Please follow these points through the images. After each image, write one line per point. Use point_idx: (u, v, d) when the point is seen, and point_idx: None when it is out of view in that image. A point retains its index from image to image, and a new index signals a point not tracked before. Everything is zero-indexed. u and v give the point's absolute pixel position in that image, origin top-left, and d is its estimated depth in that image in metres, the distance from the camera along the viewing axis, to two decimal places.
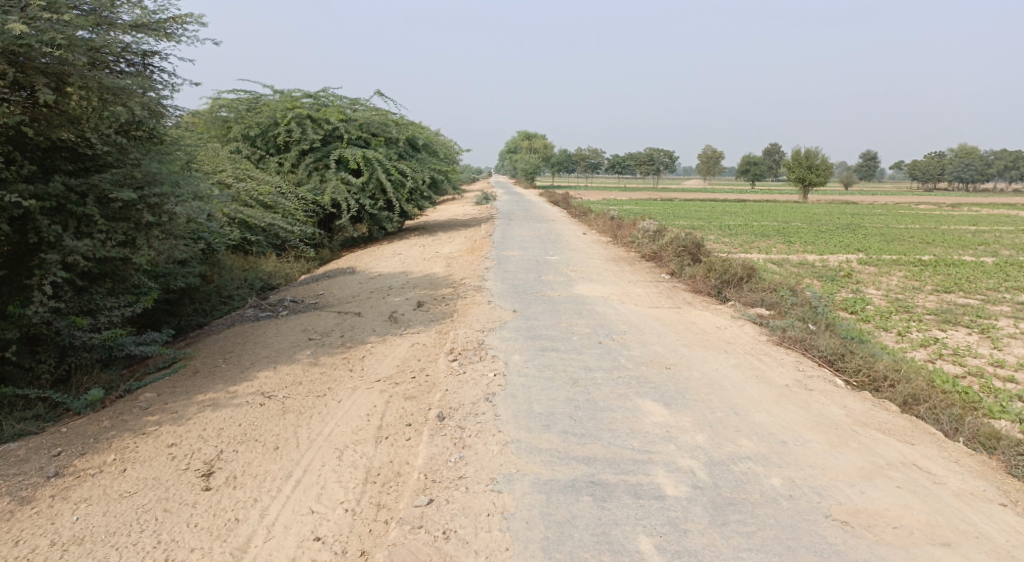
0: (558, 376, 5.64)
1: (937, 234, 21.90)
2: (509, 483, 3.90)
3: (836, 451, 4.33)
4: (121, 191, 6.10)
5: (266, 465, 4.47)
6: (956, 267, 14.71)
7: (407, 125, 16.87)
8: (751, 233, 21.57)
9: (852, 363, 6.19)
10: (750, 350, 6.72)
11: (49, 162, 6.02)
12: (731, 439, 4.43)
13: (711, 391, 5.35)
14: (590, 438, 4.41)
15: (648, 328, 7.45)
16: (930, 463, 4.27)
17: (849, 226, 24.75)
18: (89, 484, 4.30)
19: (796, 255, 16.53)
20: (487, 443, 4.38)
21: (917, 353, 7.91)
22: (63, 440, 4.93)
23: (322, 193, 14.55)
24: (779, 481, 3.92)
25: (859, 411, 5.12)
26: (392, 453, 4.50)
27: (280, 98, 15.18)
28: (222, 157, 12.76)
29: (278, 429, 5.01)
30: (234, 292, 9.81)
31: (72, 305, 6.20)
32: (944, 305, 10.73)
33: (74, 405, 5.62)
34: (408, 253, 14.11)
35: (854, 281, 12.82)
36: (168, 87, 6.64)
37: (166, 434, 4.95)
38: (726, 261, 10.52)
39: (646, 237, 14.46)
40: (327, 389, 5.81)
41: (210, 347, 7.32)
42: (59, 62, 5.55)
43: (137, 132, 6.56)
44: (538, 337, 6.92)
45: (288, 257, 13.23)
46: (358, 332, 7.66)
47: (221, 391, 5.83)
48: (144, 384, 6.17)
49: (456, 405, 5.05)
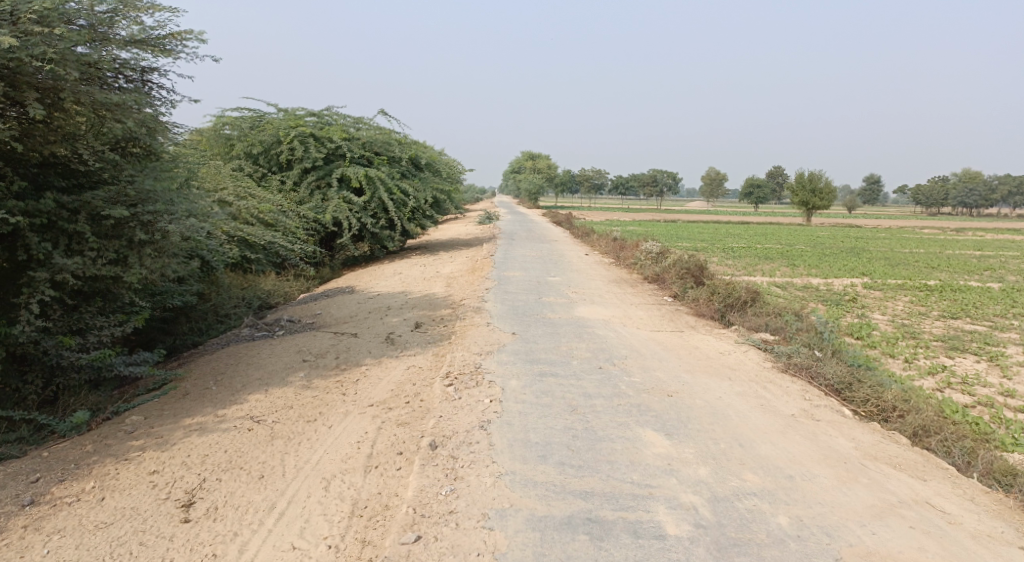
0: (556, 403, 5.47)
1: (942, 259, 21.74)
2: (501, 519, 3.71)
3: (845, 487, 4.14)
4: (113, 209, 5.96)
5: (249, 496, 4.29)
6: (962, 292, 14.51)
7: (410, 144, 16.81)
8: (755, 255, 21.41)
9: (860, 392, 5.99)
10: (755, 377, 6.53)
11: (41, 178, 5.92)
12: (736, 473, 4.23)
13: (714, 420, 5.16)
14: (588, 471, 4.23)
15: (650, 353, 7.26)
16: (944, 501, 4.06)
17: (854, 250, 24.58)
18: (65, 513, 4.11)
19: (800, 279, 16.34)
20: (480, 475, 4.19)
21: (925, 381, 7.71)
22: (43, 465, 4.75)
23: (323, 212, 14.46)
24: (786, 520, 3.73)
25: (868, 443, 4.93)
26: (381, 484, 4.32)
27: (283, 117, 15.16)
28: (223, 174, 12.68)
29: (265, 456, 4.83)
30: (231, 310, 9.65)
31: (60, 324, 6.04)
32: (951, 331, 10.53)
33: (59, 427, 5.43)
34: (409, 273, 13.98)
35: (859, 305, 12.64)
36: (166, 104, 6.56)
37: (149, 461, 4.77)
38: (730, 284, 10.35)
39: (649, 258, 14.30)
40: (319, 414, 5.63)
41: (203, 368, 7.16)
42: (50, 76, 5.46)
43: (132, 149, 6.46)
44: (537, 362, 6.74)
45: (287, 275, 13.11)
46: (353, 354, 7.49)
47: (209, 415, 5.65)
48: (132, 406, 5.99)
49: (449, 433, 4.87)
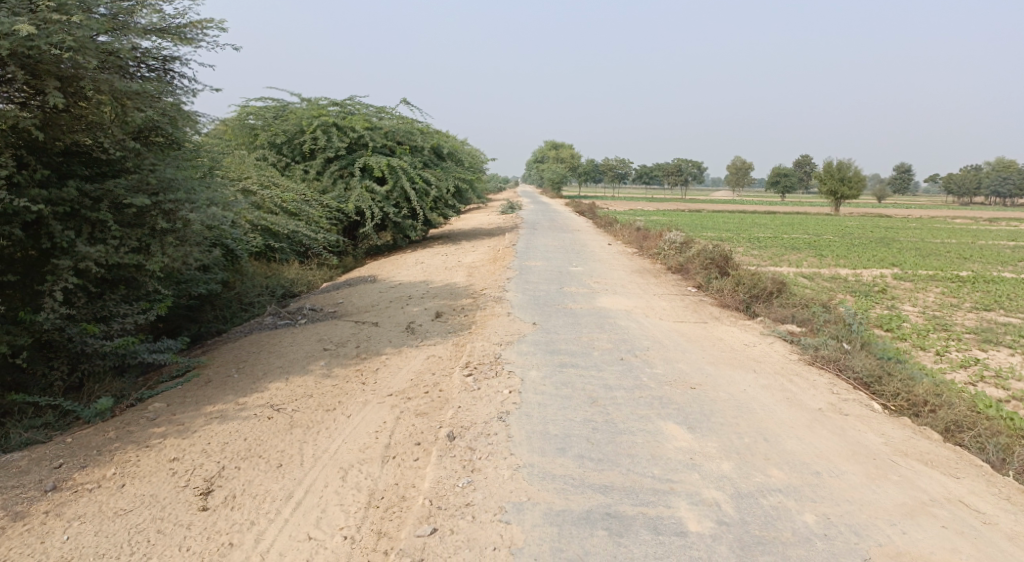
0: (576, 395, 5.38)
1: (974, 250, 21.15)
2: (518, 513, 3.65)
3: (874, 484, 3.99)
4: (135, 197, 5.98)
5: (267, 485, 4.29)
6: (995, 284, 14.10)
7: (433, 134, 16.75)
8: (781, 246, 21.03)
9: (890, 386, 5.81)
10: (780, 370, 6.38)
11: (64, 166, 5.94)
12: (761, 468, 4.12)
13: (738, 414, 5.04)
14: (608, 464, 4.14)
15: (673, 344, 7.14)
16: (978, 499, 3.87)
17: (883, 240, 24.04)
18: (85, 500, 4.15)
19: (827, 269, 16.01)
20: (498, 467, 4.14)
21: (957, 375, 7.48)
22: (66, 451, 4.79)
23: (346, 201, 14.48)
24: (813, 517, 3.61)
25: (898, 438, 4.76)
26: (398, 475, 4.29)
27: (307, 106, 15.18)
28: (247, 164, 12.76)
29: (283, 444, 4.82)
30: (255, 299, 9.69)
31: (84, 311, 6.08)
32: (984, 323, 10.23)
33: (83, 413, 5.47)
34: (430, 262, 13.97)
35: (888, 297, 12.34)
36: (187, 93, 6.58)
37: (169, 448, 4.79)
38: (756, 274, 10.15)
39: (672, 248, 14.11)
40: (338, 403, 5.61)
41: (225, 356, 7.19)
42: (71, 64, 5.46)
43: (155, 138, 6.47)
44: (558, 352, 6.65)
45: (310, 264, 13.17)
46: (373, 343, 7.48)
47: (230, 402, 5.67)
48: (155, 393, 6.03)
49: (467, 424, 4.82)
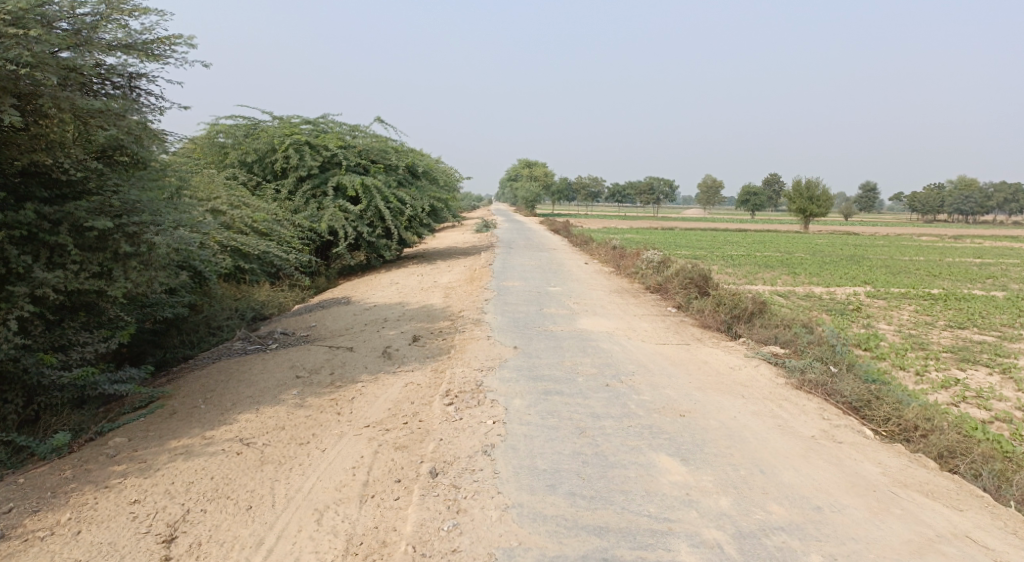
0: (564, 425, 5.17)
1: (943, 267, 21.52)
2: (509, 561, 3.42)
3: (878, 520, 3.83)
4: (97, 220, 5.63)
5: (235, 530, 4.00)
6: (966, 301, 14.24)
7: (407, 152, 16.52)
8: (755, 264, 21.10)
9: (880, 411, 5.71)
10: (769, 394, 6.24)
11: (22, 188, 5.62)
12: (760, 504, 3.94)
13: (731, 443, 4.87)
14: (601, 502, 3.93)
15: (658, 368, 6.97)
16: (985, 535, 3.73)
17: (854, 257, 24.30)
18: (36, 550, 3.81)
19: (802, 287, 16.06)
20: (485, 507, 3.90)
21: (940, 395, 7.42)
22: (17, 494, 4.42)
23: (319, 220, 14.15)
24: (820, 559, 3.44)
25: (896, 468, 4.61)
26: (378, 517, 4.02)
27: (279, 124, 14.85)
28: (217, 182, 12.36)
29: (253, 484, 4.51)
30: (224, 322, 9.30)
31: (41, 341, 5.65)
32: (960, 342, 10.25)
33: (38, 449, 5.07)
34: (406, 282, 13.69)
35: (864, 315, 12.37)
36: (154, 111, 6.24)
37: (130, 489, 4.45)
38: (737, 294, 10.05)
39: (651, 268, 14.03)
40: (312, 436, 5.32)
41: (191, 384, 6.82)
42: (29, 81, 5.15)
43: (119, 157, 6.11)
44: (541, 379, 6.43)
45: (282, 285, 12.80)
46: (348, 369, 7.18)
47: (196, 437, 5.33)
48: (116, 426, 5.65)
49: (450, 458, 4.57)
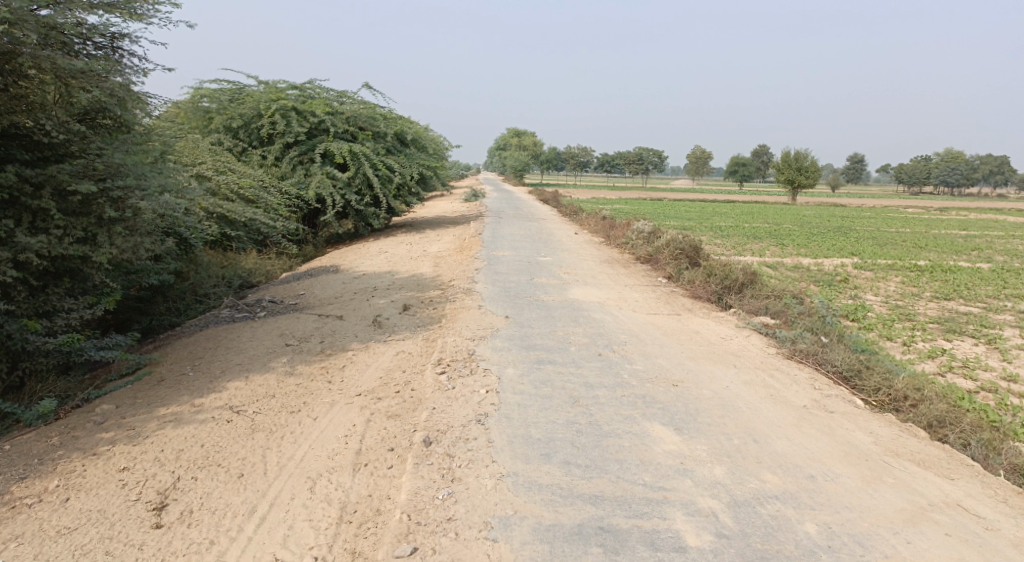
0: (557, 394, 5.15)
1: (929, 239, 21.62)
2: (505, 530, 3.42)
3: (871, 489, 3.85)
4: (80, 184, 5.46)
5: (227, 497, 3.96)
6: (952, 273, 14.32)
7: (395, 120, 16.22)
8: (743, 235, 21.05)
9: (870, 381, 5.73)
10: (761, 364, 6.25)
11: (3, 150, 5.43)
12: (754, 473, 3.95)
13: (724, 413, 4.87)
14: (596, 471, 3.93)
15: (650, 338, 6.95)
16: (976, 503, 3.76)
17: (842, 229, 24.32)
18: (24, 518, 3.75)
19: (790, 259, 16.08)
20: (479, 476, 3.88)
21: (926, 365, 7.47)
22: (4, 460, 4.34)
23: (306, 188, 13.93)
24: (814, 527, 3.46)
25: (888, 438, 4.64)
26: (371, 486, 4.00)
27: (264, 89, 14.53)
28: (202, 148, 12.10)
29: (245, 451, 4.46)
30: (211, 290, 9.15)
31: (25, 307, 5.50)
32: (946, 313, 10.32)
33: (24, 416, 4.97)
34: (394, 251, 13.55)
35: (851, 286, 12.42)
36: (137, 74, 6.03)
37: (119, 456, 4.39)
38: (727, 265, 10.03)
39: (641, 238, 13.97)
40: (302, 404, 5.26)
41: (179, 352, 6.72)
42: (8, 39, 4.94)
43: (102, 120, 5.89)
44: (534, 348, 6.39)
45: (269, 253, 12.63)
46: (338, 338, 7.11)
47: (185, 405, 5.25)
48: (103, 393, 5.56)
49: (443, 427, 4.54)
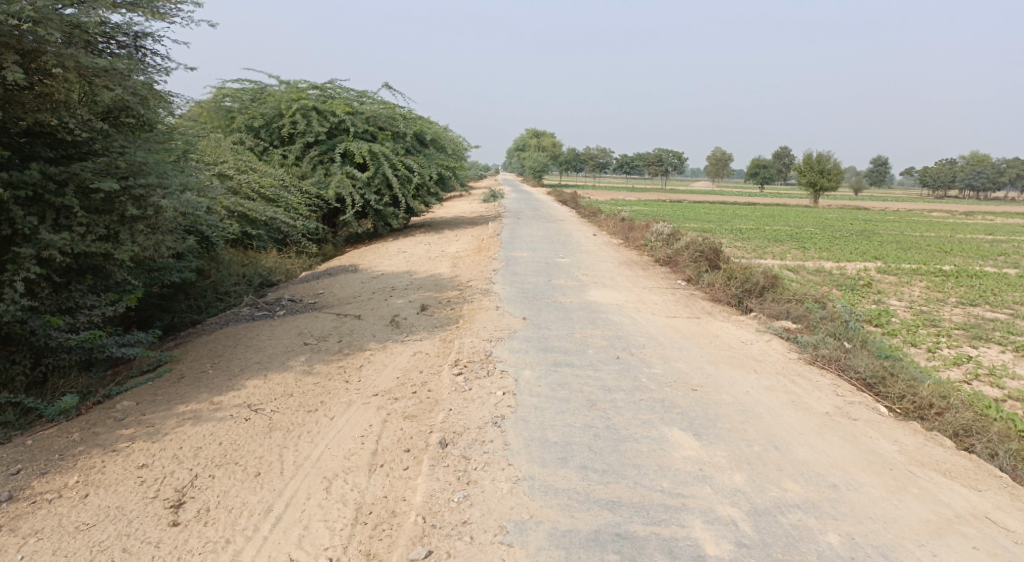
0: (574, 397, 5.10)
1: (954, 243, 21.24)
2: (521, 534, 3.39)
3: (895, 499, 3.77)
4: (103, 182, 5.52)
5: (244, 496, 3.97)
6: (978, 278, 14.03)
7: (415, 120, 16.24)
8: (763, 238, 20.83)
9: (894, 388, 5.61)
10: (781, 370, 6.16)
11: (28, 148, 5.49)
12: (775, 481, 3.87)
13: (744, 418, 4.79)
14: (613, 476, 3.88)
15: (669, 342, 6.88)
16: (1004, 515, 3.66)
17: (865, 233, 23.97)
18: (43, 513, 3.79)
19: (812, 262, 15.86)
20: (495, 479, 3.85)
21: (952, 372, 7.31)
22: (26, 455, 4.39)
23: (325, 187, 14.00)
24: (837, 538, 3.39)
25: (912, 446, 4.54)
26: (387, 487, 3.99)
27: (285, 89, 14.64)
28: (224, 147, 12.23)
29: (262, 450, 4.48)
30: (231, 288, 9.22)
31: (48, 303, 5.57)
32: (972, 319, 10.11)
33: (46, 412, 5.03)
34: (413, 251, 13.57)
35: (875, 291, 12.22)
36: (160, 72, 6.09)
37: (138, 453, 4.42)
38: (748, 267, 9.90)
39: (659, 240, 13.87)
40: (320, 403, 5.27)
41: (199, 350, 6.77)
42: (33, 38, 5.01)
43: (125, 119, 5.96)
44: (551, 350, 6.35)
45: (289, 252, 12.70)
46: (356, 337, 7.12)
47: (204, 402, 5.28)
48: (124, 389, 5.61)
49: (460, 429, 4.52)
